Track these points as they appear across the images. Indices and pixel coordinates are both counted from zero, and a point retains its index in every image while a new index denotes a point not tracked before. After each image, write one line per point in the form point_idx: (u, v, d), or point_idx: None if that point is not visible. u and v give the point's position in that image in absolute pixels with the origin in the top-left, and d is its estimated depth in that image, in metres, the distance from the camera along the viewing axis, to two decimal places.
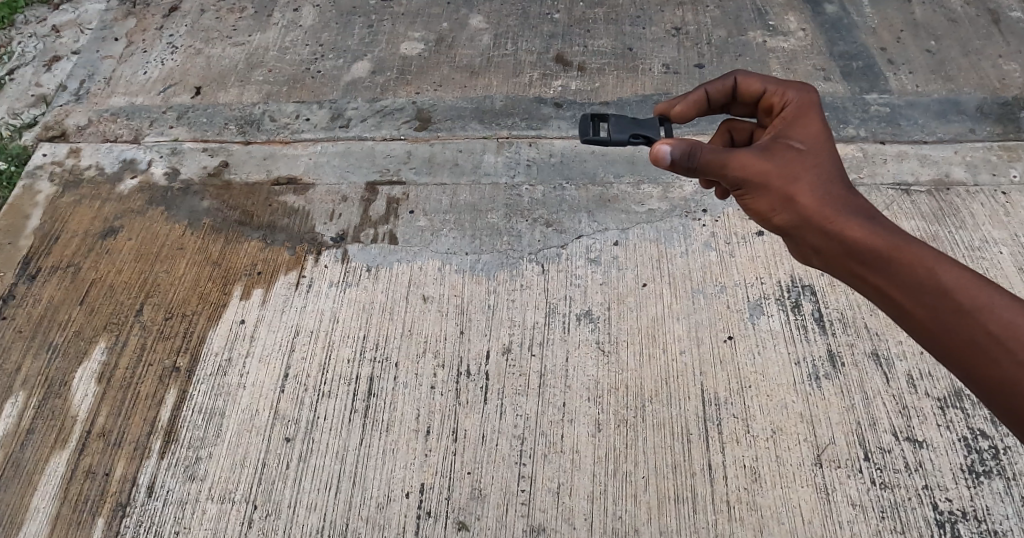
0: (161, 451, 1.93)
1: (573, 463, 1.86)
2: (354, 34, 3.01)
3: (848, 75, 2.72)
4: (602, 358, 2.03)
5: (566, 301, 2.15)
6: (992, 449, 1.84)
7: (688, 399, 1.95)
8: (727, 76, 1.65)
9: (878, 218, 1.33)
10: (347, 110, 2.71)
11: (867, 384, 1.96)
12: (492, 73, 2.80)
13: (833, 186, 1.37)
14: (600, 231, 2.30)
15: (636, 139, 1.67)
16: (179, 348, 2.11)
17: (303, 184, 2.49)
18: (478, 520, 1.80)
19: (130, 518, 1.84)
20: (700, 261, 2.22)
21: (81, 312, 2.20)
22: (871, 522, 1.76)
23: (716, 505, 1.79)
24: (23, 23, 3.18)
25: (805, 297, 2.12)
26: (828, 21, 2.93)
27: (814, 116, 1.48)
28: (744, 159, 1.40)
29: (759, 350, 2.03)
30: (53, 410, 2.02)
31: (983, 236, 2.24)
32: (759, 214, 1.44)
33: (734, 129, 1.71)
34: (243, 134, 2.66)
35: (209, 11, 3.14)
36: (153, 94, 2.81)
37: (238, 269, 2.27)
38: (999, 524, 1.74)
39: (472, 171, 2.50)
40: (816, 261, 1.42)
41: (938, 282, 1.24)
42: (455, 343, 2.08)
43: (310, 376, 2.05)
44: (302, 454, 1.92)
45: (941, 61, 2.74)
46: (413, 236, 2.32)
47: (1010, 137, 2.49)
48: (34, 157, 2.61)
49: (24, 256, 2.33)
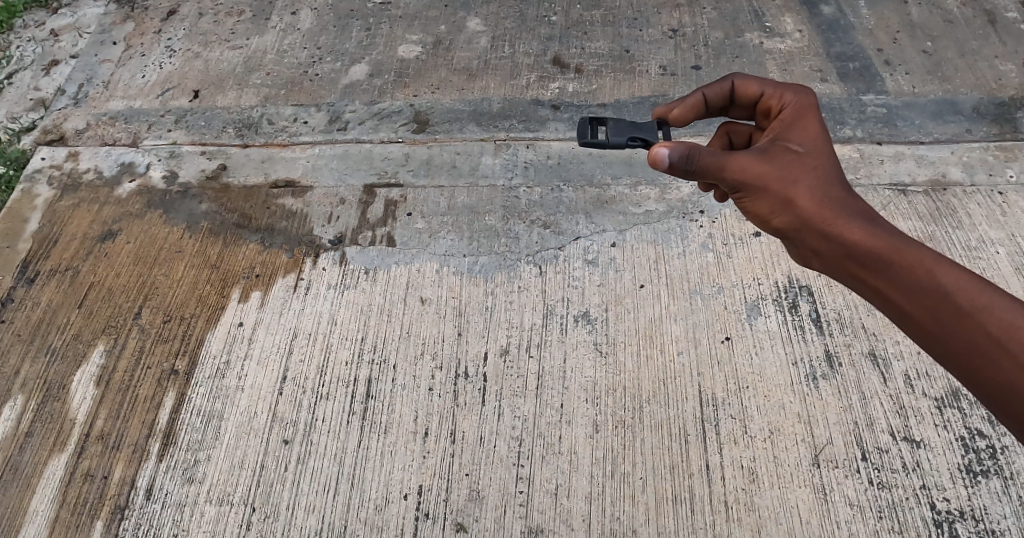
0: (160, 453, 1.94)
1: (571, 464, 1.87)
2: (352, 37, 3.01)
3: (845, 76, 2.72)
4: (601, 358, 2.04)
5: (565, 302, 2.15)
6: (989, 448, 1.84)
7: (686, 399, 1.96)
8: (725, 79, 1.66)
9: (878, 221, 1.33)
10: (346, 112, 2.72)
11: (864, 384, 1.96)
12: (490, 76, 2.81)
13: (832, 189, 1.37)
14: (598, 232, 2.31)
15: (634, 142, 1.66)
16: (178, 350, 2.11)
17: (301, 186, 2.50)
18: (477, 521, 1.80)
19: (129, 521, 1.84)
20: (698, 262, 2.22)
21: (80, 315, 2.20)
22: (870, 522, 1.76)
23: (715, 505, 1.80)
24: (22, 27, 3.19)
25: (803, 298, 2.12)
26: (825, 23, 2.94)
27: (812, 119, 1.48)
28: (743, 162, 1.41)
29: (757, 350, 2.03)
30: (52, 413, 2.02)
31: (980, 236, 2.24)
32: (758, 217, 1.44)
33: (732, 132, 1.71)
34: (242, 136, 2.66)
35: (207, 14, 3.15)
36: (151, 97, 2.81)
37: (237, 271, 2.27)
38: (998, 523, 1.74)
39: (470, 173, 2.50)
40: (816, 263, 1.42)
41: (938, 284, 1.24)
42: (454, 344, 2.09)
43: (308, 378, 2.05)
44: (301, 455, 1.92)
45: (938, 62, 2.75)
46: (411, 239, 2.33)
47: (1007, 138, 2.49)
48: (33, 161, 2.62)
49: (23, 260, 2.33)
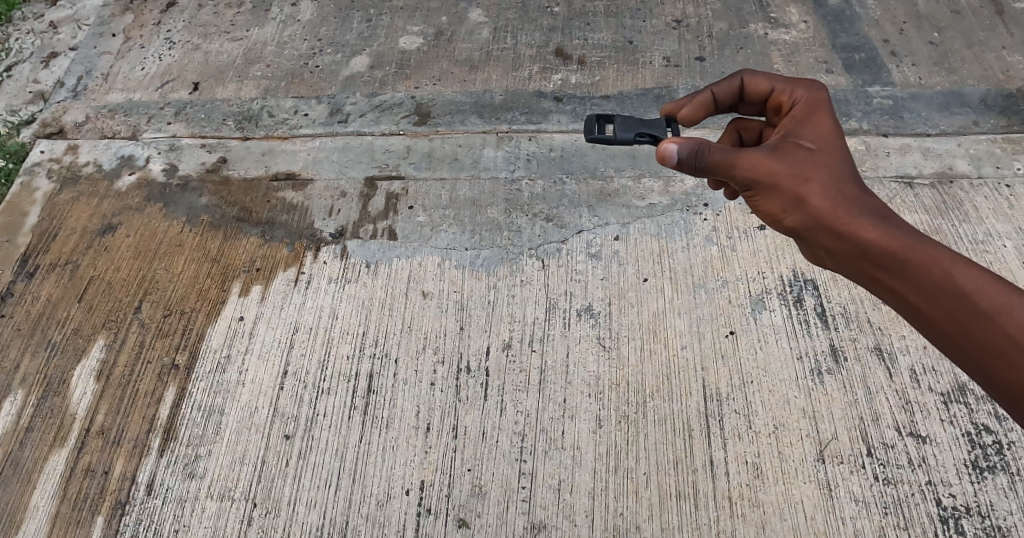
0: (160, 449, 1.93)
1: (574, 459, 1.85)
2: (353, 28, 2.99)
3: (850, 67, 2.69)
4: (603, 352, 2.02)
5: (567, 296, 2.13)
6: (996, 444, 1.83)
7: (689, 394, 1.94)
8: (734, 76, 1.61)
9: (893, 219, 1.30)
10: (346, 105, 2.70)
11: (870, 379, 1.94)
12: (492, 67, 2.78)
13: (845, 187, 1.34)
14: (601, 226, 2.29)
15: (642, 138, 1.65)
16: (178, 344, 2.10)
17: (301, 180, 2.48)
18: (479, 517, 1.79)
19: (130, 516, 1.83)
20: (702, 255, 2.20)
21: (80, 309, 2.19)
22: (874, 518, 1.75)
23: (718, 500, 1.78)
24: (22, 19, 3.16)
25: (808, 292, 2.10)
26: (830, 13, 2.91)
27: (825, 114, 1.45)
28: (753, 159, 1.38)
29: (762, 344, 2.01)
30: (52, 408, 2.01)
31: (987, 229, 2.22)
32: (770, 215, 1.41)
33: (742, 128, 1.68)
34: (241, 130, 2.64)
35: (208, 6, 3.12)
36: (151, 90, 2.79)
37: (237, 265, 2.26)
38: (1004, 520, 1.73)
39: (472, 166, 2.48)
40: (828, 262, 1.39)
41: (955, 283, 1.22)
42: (456, 339, 2.07)
43: (309, 373, 2.03)
44: (301, 451, 1.91)
45: (945, 53, 2.72)
46: (413, 232, 2.31)
47: (1014, 130, 2.46)
48: (33, 154, 2.60)
49: (23, 254, 2.32)
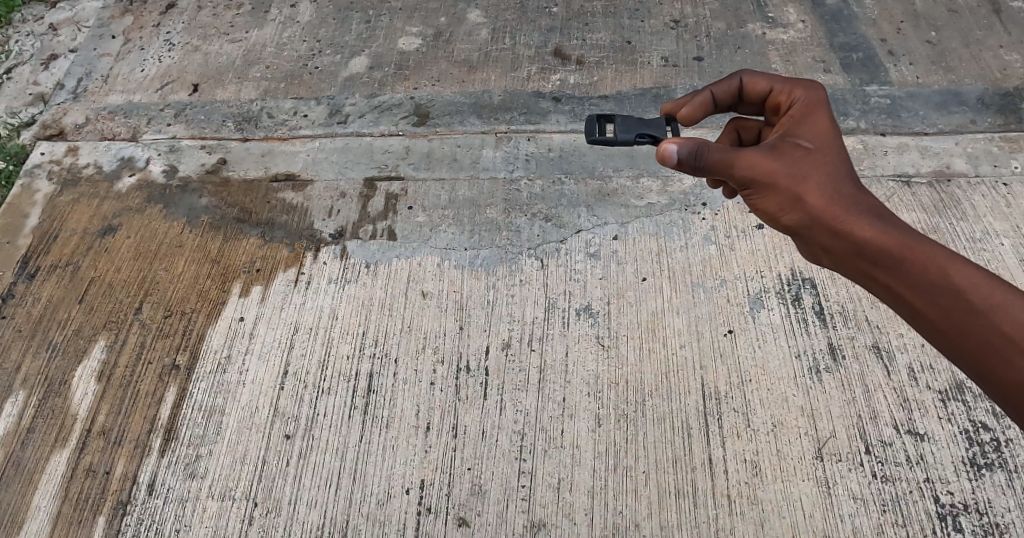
0: (161, 449, 1.93)
1: (573, 458, 1.86)
2: (352, 29, 2.99)
3: (847, 67, 2.70)
4: (602, 352, 2.03)
5: (566, 295, 2.14)
6: (993, 442, 1.83)
7: (688, 392, 1.95)
8: (733, 76, 1.62)
9: (890, 217, 1.31)
10: (345, 106, 2.71)
11: (868, 377, 1.95)
12: (491, 68, 2.79)
13: (842, 185, 1.35)
14: (600, 225, 2.29)
15: (642, 139, 1.66)
16: (179, 345, 2.11)
17: (301, 181, 2.48)
18: (479, 516, 1.80)
19: (131, 516, 1.84)
20: (700, 254, 2.21)
21: (80, 311, 2.20)
22: (873, 515, 1.75)
23: (717, 498, 1.79)
24: (21, 22, 3.17)
25: (806, 290, 2.11)
26: (827, 13, 2.92)
27: (823, 114, 1.46)
28: (751, 158, 1.39)
29: (760, 343, 2.02)
30: (53, 409, 2.02)
31: (984, 227, 2.23)
32: (768, 214, 1.42)
33: (742, 128, 1.68)
34: (241, 131, 2.65)
35: (207, 7, 3.13)
36: (151, 91, 2.80)
37: (237, 266, 2.26)
38: (1001, 517, 1.74)
39: (471, 166, 2.49)
40: (825, 260, 1.40)
41: (950, 282, 1.22)
42: (455, 338, 2.08)
43: (309, 372, 2.04)
44: (301, 451, 1.91)
45: (942, 52, 2.72)
46: (412, 232, 2.32)
47: (1011, 129, 2.47)
48: (33, 156, 2.61)
49: (24, 255, 2.33)
